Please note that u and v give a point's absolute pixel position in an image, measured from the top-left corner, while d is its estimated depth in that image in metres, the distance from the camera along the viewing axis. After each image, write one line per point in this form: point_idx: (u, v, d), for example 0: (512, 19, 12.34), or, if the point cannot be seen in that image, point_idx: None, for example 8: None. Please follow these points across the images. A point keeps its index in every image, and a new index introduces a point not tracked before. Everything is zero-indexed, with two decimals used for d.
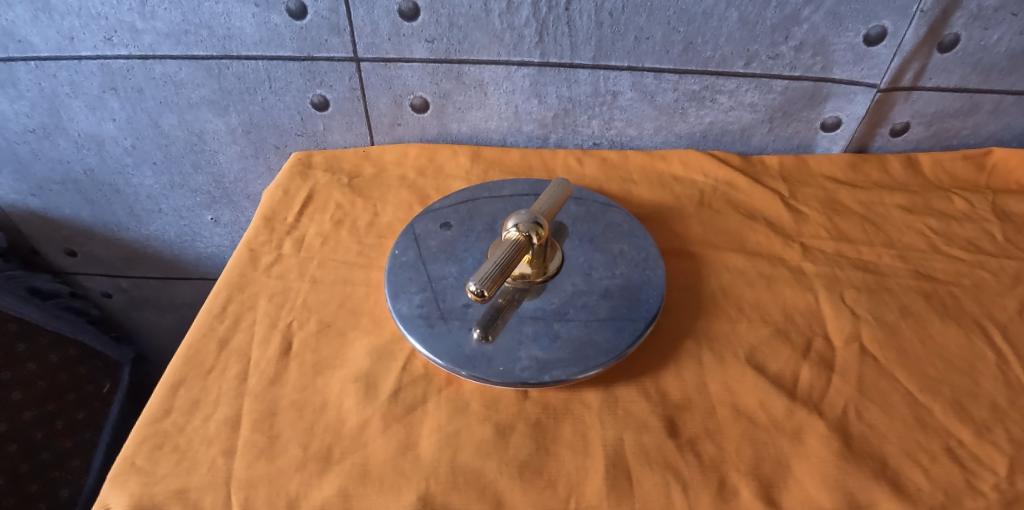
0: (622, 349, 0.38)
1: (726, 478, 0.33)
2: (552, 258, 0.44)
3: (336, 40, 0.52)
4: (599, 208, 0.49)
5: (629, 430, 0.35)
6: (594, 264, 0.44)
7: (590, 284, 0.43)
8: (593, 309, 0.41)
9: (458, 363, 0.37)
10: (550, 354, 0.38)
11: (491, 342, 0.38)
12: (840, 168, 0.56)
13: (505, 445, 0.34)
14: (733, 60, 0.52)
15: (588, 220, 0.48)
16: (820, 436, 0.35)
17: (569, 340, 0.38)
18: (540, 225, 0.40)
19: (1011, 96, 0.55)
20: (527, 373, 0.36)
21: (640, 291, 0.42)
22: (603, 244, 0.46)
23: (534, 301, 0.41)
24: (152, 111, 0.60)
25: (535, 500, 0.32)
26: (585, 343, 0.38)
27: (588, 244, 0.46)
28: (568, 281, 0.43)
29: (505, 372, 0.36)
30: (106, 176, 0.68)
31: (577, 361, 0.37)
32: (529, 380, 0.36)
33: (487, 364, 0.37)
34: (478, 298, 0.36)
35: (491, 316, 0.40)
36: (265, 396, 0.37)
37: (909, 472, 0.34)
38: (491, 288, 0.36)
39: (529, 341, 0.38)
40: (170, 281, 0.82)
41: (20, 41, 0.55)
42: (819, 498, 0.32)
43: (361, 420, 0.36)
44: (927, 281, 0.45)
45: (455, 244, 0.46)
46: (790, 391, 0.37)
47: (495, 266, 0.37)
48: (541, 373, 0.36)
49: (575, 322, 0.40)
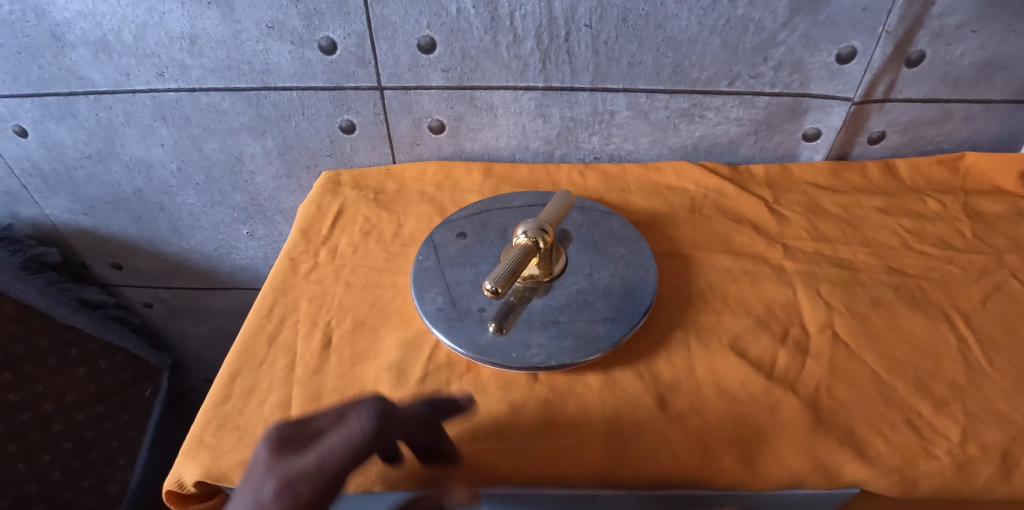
0: (619, 337, 0.43)
1: (709, 445, 0.38)
2: (558, 261, 0.49)
3: (362, 71, 0.58)
4: (599, 216, 0.55)
5: (625, 407, 0.40)
6: (596, 266, 0.50)
7: (591, 282, 0.48)
8: (594, 304, 0.46)
9: (477, 350, 0.43)
10: (556, 342, 0.43)
11: (505, 333, 0.44)
12: (822, 175, 0.61)
13: (518, 420, 0.40)
14: (719, 80, 0.58)
15: (589, 227, 0.54)
16: (793, 410, 0.40)
17: (573, 331, 0.44)
18: (546, 231, 0.46)
19: (979, 104, 0.60)
20: (535, 358, 0.42)
21: (636, 288, 0.47)
22: (603, 248, 0.51)
23: (542, 299, 0.47)
24: (196, 136, 0.67)
25: (544, 465, 0.38)
26: (588, 333, 0.44)
27: (590, 248, 0.51)
28: (572, 281, 0.48)
29: (517, 358, 0.42)
30: (153, 196, 0.75)
31: (579, 348, 0.42)
32: (538, 364, 0.42)
33: (502, 351, 0.42)
34: (493, 294, 0.42)
35: (505, 312, 0.46)
36: (310, 382, 0.43)
37: (872, 439, 0.39)
38: (504, 286, 0.42)
39: (539, 331, 0.44)
40: (208, 291, 0.89)
41: (81, 78, 0.63)
42: (791, 462, 0.37)
43: (394, 401, 0.41)
44: (899, 274, 0.50)
45: (471, 250, 0.52)
46: (768, 372, 0.42)
47: (507, 268, 0.43)
48: (548, 358, 0.42)
49: (576, 316, 0.45)
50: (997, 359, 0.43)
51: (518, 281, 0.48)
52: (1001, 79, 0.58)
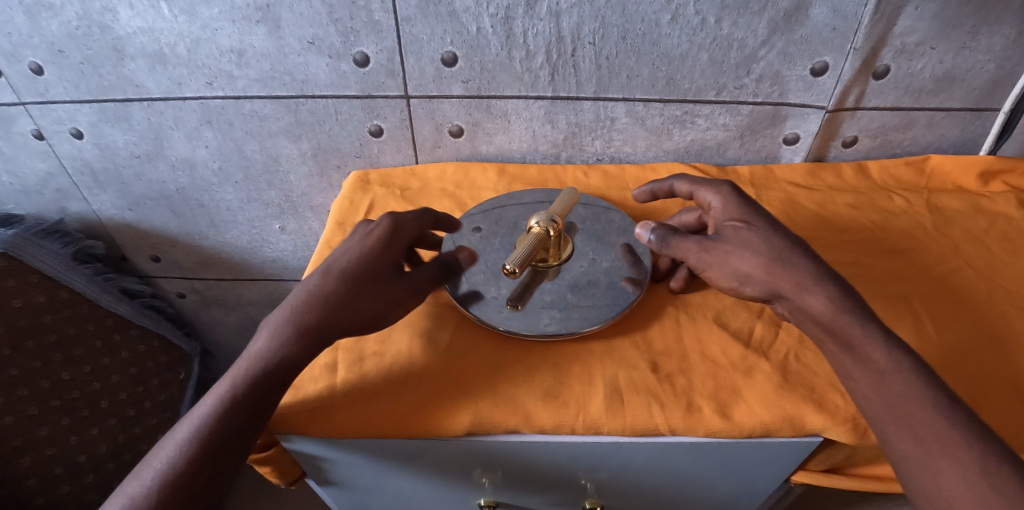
0: (620, 310, 0.51)
1: (693, 400, 0.46)
2: (565, 248, 0.56)
3: (391, 82, 0.66)
4: (601, 210, 0.61)
5: (623, 369, 0.48)
6: (597, 252, 0.56)
7: (594, 266, 0.55)
8: (596, 283, 0.53)
9: (498, 321, 0.50)
10: (565, 314, 0.50)
11: (521, 308, 0.51)
12: (801, 175, 0.68)
13: (532, 379, 0.47)
14: (707, 91, 0.65)
15: (592, 219, 0.60)
16: (765, 372, 0.47)
17: (579, 305, 0.51)
18: (555, 221, 0.52)
19: (941, 112, 0.67)
20: (549, 326, 0.49)
21: (633, 270, 0.54)
22: (605, 237, 0.58)
23: (552, 280, 0.54)
24: (238, 139, 0.75)
25: (554, 415, 0.45)
26: (592, 306, 0.51)
27: (592, 238, 0.58)
28: (577, 265, 0.55)
29: (533, 327, 0.49)
30: (194, 193, 0.82)
31: (585, 319, 0.50)
32: (551, 332, 0.49)
33: (520, 322, 0.50)
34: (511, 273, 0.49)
35: (520, 291, 0.53)
36: (352, 348, 0.50)
37: (831, 395, 0.46)
38: (520, 266, 0.49)
39: (550, 309, 0.51)
40: (238, 282, 0.96)
41: (137, 86, 0.70)
42: (761, 413, 0.45)
43: (425, 364, 0.49)
44: (897, 285, 0.55)
45: (488, 240, 0.59)
46: (746, 341, 0.49)
47: (523, 252, 0.49)
48: (560, 326, 0.49)
49: (581, 295, 0.52)
50: (980, 376, 0.48)
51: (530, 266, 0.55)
52: (959, 89, 0.65)
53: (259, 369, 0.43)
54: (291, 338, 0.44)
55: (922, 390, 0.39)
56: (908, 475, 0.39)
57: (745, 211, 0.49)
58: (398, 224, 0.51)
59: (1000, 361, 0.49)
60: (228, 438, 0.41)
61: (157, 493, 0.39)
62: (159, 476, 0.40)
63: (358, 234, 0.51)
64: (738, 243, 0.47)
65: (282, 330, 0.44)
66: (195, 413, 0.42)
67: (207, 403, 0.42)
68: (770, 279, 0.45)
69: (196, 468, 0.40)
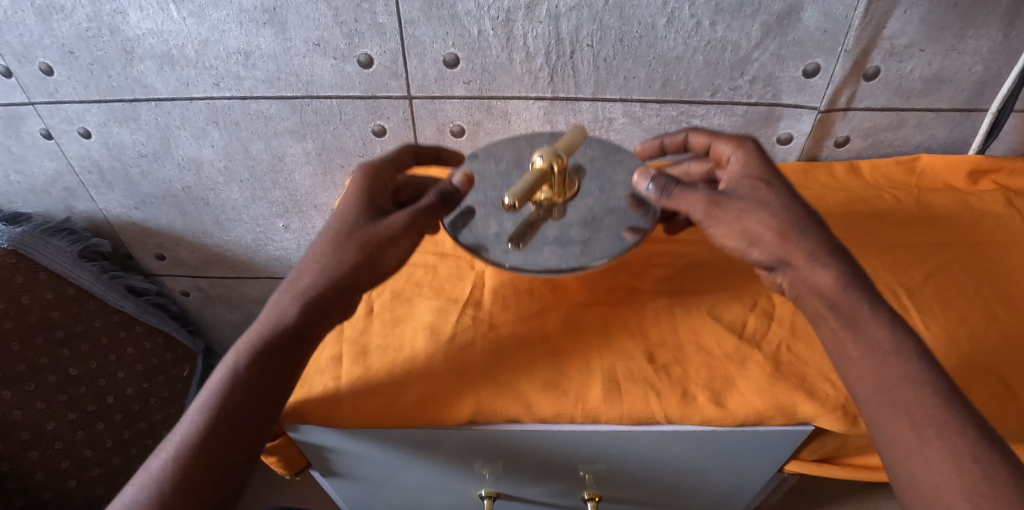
0: (624, 246, 0.48)
1: (688, 389, 0.47)
2: (572, 186, 0.53)
3: (395, 82, 0.68)
4: (611, 148, 0.58)
5: (620, 359, 0.49)
6: (605, 191, 0.54)
7: (600, 205, 0.53)
8: (602, 221, 0.51)
9: (497, 258, 0.47)
10: (567, 251, 0.48)
11: (521, 248, 0.48)
12: (794, 175, 0.70)
13: (532, 369, 0.49)
14: (702, 92, 0.67)
15: (600, 158, 0.57)
16: (758, 362, 0.49)
17: (583, 242, 0.49)
18: (559, 156, 0.48)
19: (930, 112, 0.69)
20: (549, 263, 0.47)
21: (642, 207, 0.52)
22: (613, 176, 0.55)
23: (555, 220, 0.51)
24: (244, 138, 0.76)
25: (555, 403, 0.47)
26: (596, 244, 0.49)
27: (599, 177, 0.55)
28: (582, 204, 0.52)
29: (533, 264, 0.47)
30: (200, 192, 0.84)
31: (588, 255, 0.48)
32: (551, 268, 0.47)
33: (520, 259, 0.47)
34: (510, 209, 0.45)
35: (521, 231, 0.50)
36: (357, 341, 0.52)
37: (821, 385, 0.47)
38: (520, 202, 0.45)
39: (552, 245, 0.49)
40: (242, 280, 0.98)
41: (146, 86, 0.72)
42: (754, 401, 0.46)
43: (428, 355, 0.50)
44: (892, 282, 0.57)
45: (491, 179, 0.55)
46: (739, 333, 0.51)
47: (524, 187, 0.46)
48: (561, 263, 0.47)
49: (584, 234, 0.50)
50: (969, 372, 0.50)
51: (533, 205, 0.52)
52: (948, 90, 0.67)
53: (262, 335, 0.45)
54: (292, 301, 0.46)
55: (916, 373, 0.40)
56: (896, 461, 0.40)
57: (763, 170, 0.48)
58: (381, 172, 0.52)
59: (986, 357, 0.51)
60: (236, 405, 0.43)
61: (174, 462, 0.42)
62: (176, 446, 0.42)
63: (348, 193, 0.51)
64: (751, 201, 0.46)
65: (282, 294, 0.47)
66: (207, 383, 0.44)
67: (219, 373, 0.44)
68: (779, 243, 0.44)
69: (208, 437, 0.42)
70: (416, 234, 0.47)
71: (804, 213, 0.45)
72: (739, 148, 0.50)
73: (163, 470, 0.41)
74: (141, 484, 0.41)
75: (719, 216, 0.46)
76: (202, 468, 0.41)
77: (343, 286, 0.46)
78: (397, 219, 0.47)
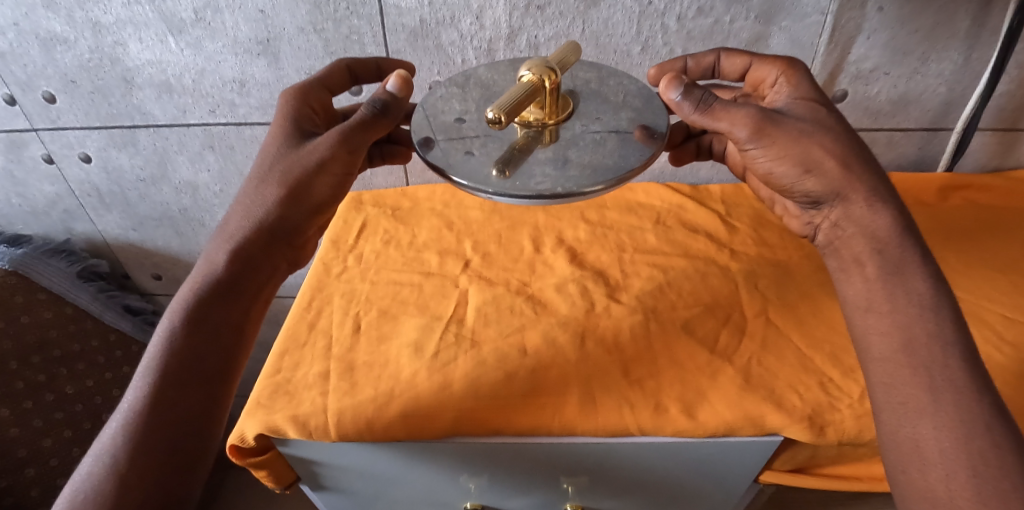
0: (629, 167, 0.40)
1: (661, 401, 0.49)
2: (565, 107, 0.45)
3: None
4: (609, 73, 0.50)
5: (595, 373, 0.51)
6: (603, 112, 0.45)
7: (601, 126, 0.44)
8: (602, 142, 0.43)
9: (480, 183, 0.39)
10: (563, 172, 0.40)
11: (509, 174, 0.40)
12: None
13: (511, 383, 0.51)
14: None
15: (596, 82, 0.49)
16: (729, 376, 0.51)
17: (581, 164, 0.41)
18: (552, 70, 0.41)
19: (899, 132, 0.72)
20: (542, 185, 0.38)
21: (647, 130, 0.44)
22: (612, 98, 0.47)
23: (549, 142, 0.43)
24: (239, 162, 0.79)
25: (533, 416, 0.49)
26: (597, 165, 0.41)
27: (597, 98, 0.47)
28: (580, 126, 0.44)
29: (522, 186, 0.39)
30: (196, 214, 0.86)
31: (587, 177, 0.39)
32: (544, 191, 0.38)
33: (508, 183, 0.39)
34: (494, 123, 0.38)
35: (509, 156, 0.42)
36: (345, 358, 0.54)
37: (790, 397, 0.49)
38: (507, 115, 0.38)
39: (545, 167, 0.40)
40: None
41: (144, 113, 0.75)
42: (725, 413, 0.48)
43: (412, 370, 0.52)
44: None
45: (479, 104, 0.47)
46: (711, 347, 0.53)
47: (511, 99, 0.39)
48: (555, 186, 0.39)
49: (586, 149, 0.42)
50: None
51: (521, 126, 0.44)
52: (913, 111, 0.70)
53: (200, 286, 0.45)
54: (222, 249, 0.46)
55: None
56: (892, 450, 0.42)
57: (810, 91, 0.50)
58: (305, 102, 0.52)
59: None
60: (182, 359, 0.42)
61: (125, 432, 0.40)
62: (125, 415, 0.41)
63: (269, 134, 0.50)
64: (808, 124, 0.46)
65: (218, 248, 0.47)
66: (150, 347, 0.43)
67: (156, 336, 0.44)
68: (840, 173, 0.46)
69: (159, 397, 0.41)
70: (348, 151, 0.46)
71: (859, 141, 0.47)
72: (789, 71, 0.51)
73: (115, 440, 0.40)
74: (95, 458, 0.40)
75: (775, 137, 0.45)
76: (158, 431, 0.40)
77: (274, 223, 0.47)
78: (324, 139, 0.46)
